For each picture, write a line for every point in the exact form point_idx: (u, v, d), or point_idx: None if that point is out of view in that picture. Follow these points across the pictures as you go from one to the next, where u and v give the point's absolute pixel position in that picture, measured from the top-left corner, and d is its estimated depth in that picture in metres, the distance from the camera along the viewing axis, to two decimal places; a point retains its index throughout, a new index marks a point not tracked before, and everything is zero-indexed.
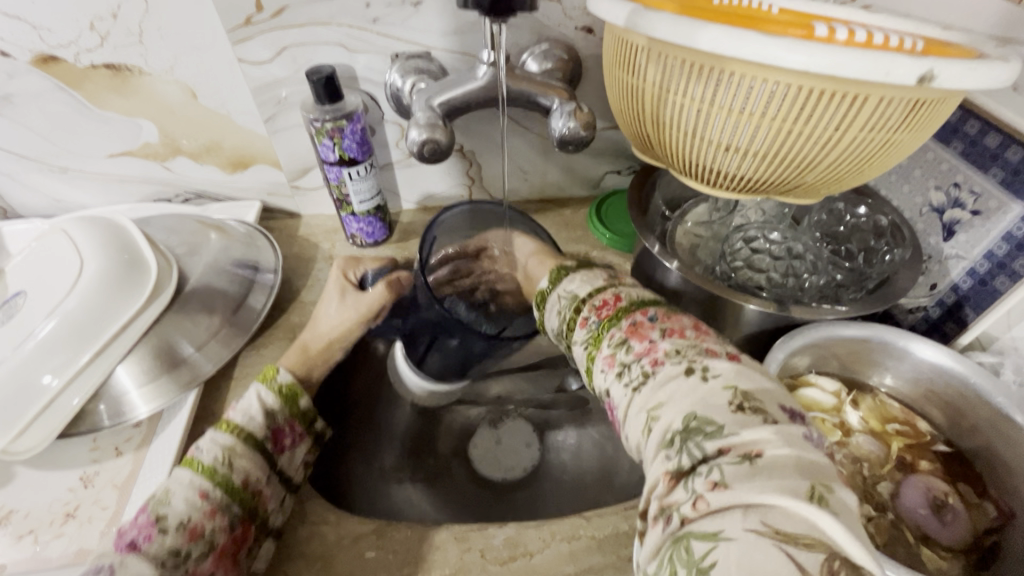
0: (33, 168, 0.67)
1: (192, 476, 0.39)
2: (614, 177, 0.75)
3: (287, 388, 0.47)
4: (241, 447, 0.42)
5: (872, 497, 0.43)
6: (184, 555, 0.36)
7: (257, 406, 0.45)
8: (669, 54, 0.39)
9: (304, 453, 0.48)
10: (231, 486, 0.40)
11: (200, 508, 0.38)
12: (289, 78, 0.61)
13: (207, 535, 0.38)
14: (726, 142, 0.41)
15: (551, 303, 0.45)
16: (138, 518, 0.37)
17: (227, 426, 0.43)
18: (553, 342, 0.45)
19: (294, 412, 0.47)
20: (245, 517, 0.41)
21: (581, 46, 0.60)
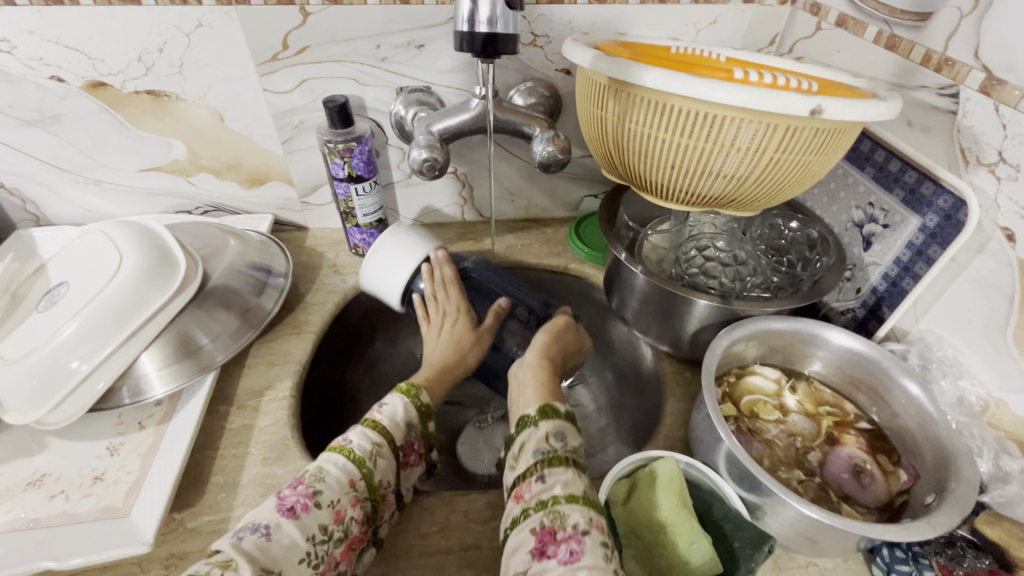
0: (69, 180, 0.75)
1: (346, 461, 0.45)
2: (592, 200, 0.84)
3: (424, 406, 0.52)
4: (384, 448, 0.47)
5: (802, 464, 0.50)
6: (329, 534, 0.41)
7: (401, 415, 0.50)
8: (625, 91, 0.48)
9: (416, 477, 0.51)
10: (371, 482, 0.45)
11: (347, 493, 0.44)
12: (306, 107, 0.70)
13: (347, 522, 0.42)
14: (672, 162, 0.50)
15: (567, 423, 0.47)
16: (297, 487, 0.43)
17: (373, 424, 0.48)
18: (552, 432, 0.46)
19: (424, 432, 0.52)
20: (371, 517, 0.45)
21: (561, 84, 0.70)
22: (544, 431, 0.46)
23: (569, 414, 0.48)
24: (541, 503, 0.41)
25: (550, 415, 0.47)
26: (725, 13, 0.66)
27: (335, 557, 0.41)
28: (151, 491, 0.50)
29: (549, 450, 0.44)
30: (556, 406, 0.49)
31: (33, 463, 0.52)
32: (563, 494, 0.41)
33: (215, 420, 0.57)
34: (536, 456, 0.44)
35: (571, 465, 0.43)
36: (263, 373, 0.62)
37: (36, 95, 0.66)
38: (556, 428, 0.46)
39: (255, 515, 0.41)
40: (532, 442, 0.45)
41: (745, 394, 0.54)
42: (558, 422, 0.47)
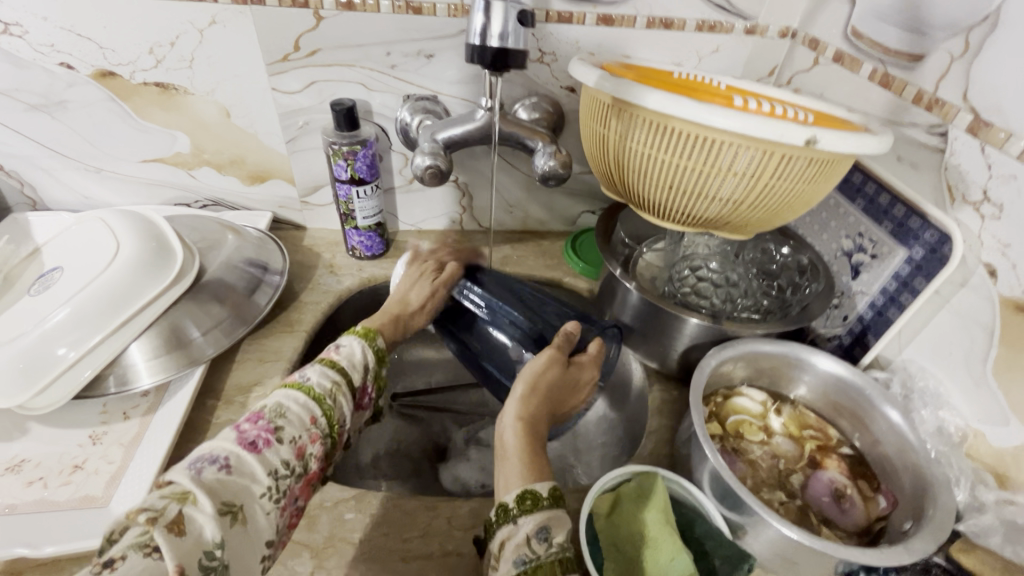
0: (70, 166, 0.75)
1: (306, 399, 0.47)
2: (588, 216, 0.86)
3: (378, 351, 0.57)
4: (342, 386, 0.50)
5: (785, 485, 0.51)
6: (292, 468, 0.43)
7: (358, 357, 0.54)
8: (629, 111, 0.49)
9: (362, 421, 0.55)
10: (330, 420, 0.48)
11: (308, 431, 0.45)
12: (312, 108, 0.71)
13: (307, 457, 0.44)
14: (671, 182, 0.51)
15: (551, 515, 0.39)
16: (257, 422, 0.43)
17: (330, 364, 0.51)
18: (536, 528, 0.38)
19: (375, 375, 0.56)
20: (328, 452, 0.47)
21: (564, 101, 0.71)
22: (524, 532, 0.38)
23: (554, 495, 0.40)
24: None
25: (530, 507, 0.39)
26: (727, 43, 0.68)
27: (295, 491, 0.43)
28: (131, 481, 0.49)
29: (533, 557, 0.37)
30: (536, 490, 0.40)
31: (12, 449, 0.52)
32: None
33: (201, 414, 0.57)
34: (518, 567, 0.37)
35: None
36: (252, 369, 0.62)
37: (44, 81, 0.66)
38: (537, 524, 0.38)
39: (213, 446, 0.41)
40: (514, 545, 0.38)
41: (731, 414, 0.55)
42: (542, 515, 0.39)
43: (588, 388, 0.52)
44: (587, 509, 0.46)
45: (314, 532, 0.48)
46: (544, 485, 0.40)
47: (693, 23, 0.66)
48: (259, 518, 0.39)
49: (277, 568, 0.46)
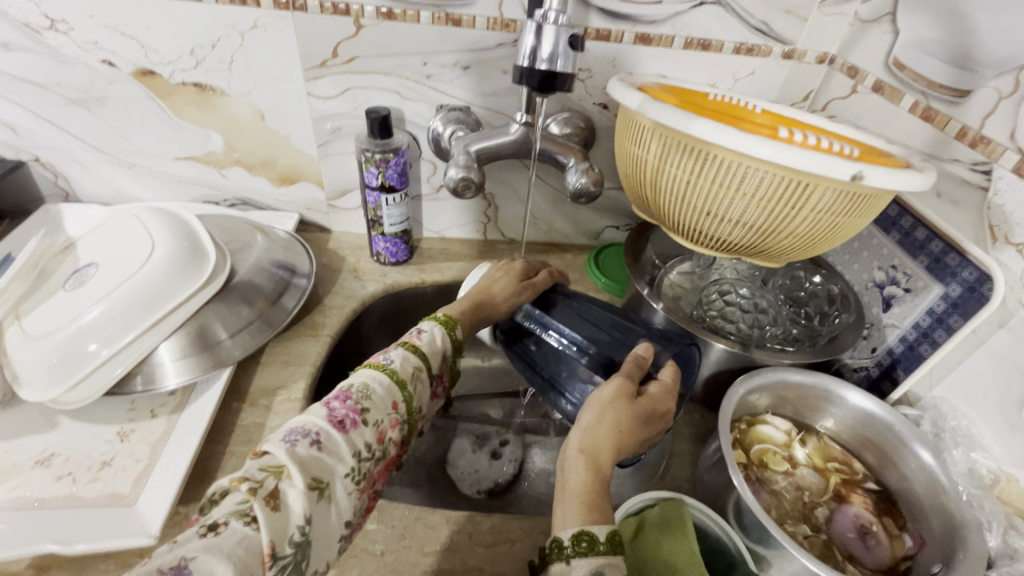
0: (104, 161, 0.76)
1: (390, 381, 0.48)
2: (612, 231, 0.85)
3: (456, 338, 0.57)
4: (422, 371, 0.52)
5: (809, 519, 0.50)
6: (373, 451, 0.45)
7: (437, 343, 0.54)
8: (669, 135, 0.49)
9: (439, 410, 0.56)
10: (409, 406, 0.49)
11: (389, 415, 0.47)
12: (346, 114, 0.71)
13: (387, 442, 0.46)
14: (710, 209, 0.50)
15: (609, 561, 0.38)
16: (345, 401, 0.45)
17: (412, 349, 0.52)
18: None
19: (451, 364, 0.57)
20: (405, 439, 0.49)
21: (597, 117, 0.71)
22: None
23: (611, 539, 0.39)
24: None
25: (586, 551, 0.38)
26: (763, 66, 0.67)
27: (373, 475, 0.45)
28: (159, 480, 0.50)
29: None
30: (593, 534, 0.39)
31: (42, 442, 0.52)
32: None
33: (227, 415, 0.58)
34: None
35: None
36: (277, 371, 0.63)
37: (85, 77, 0.67)
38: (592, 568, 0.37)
39: (305, 421, 0.43)
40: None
41: (756, 442, 0.54)
42: (598, 560, 0.38)
43: (665, 419, 0.47)
44: None
45: None
46: (602, 529, 0.39)
47: (731, 45, 0.65)
48: (342, 497, 0.42)
49: None
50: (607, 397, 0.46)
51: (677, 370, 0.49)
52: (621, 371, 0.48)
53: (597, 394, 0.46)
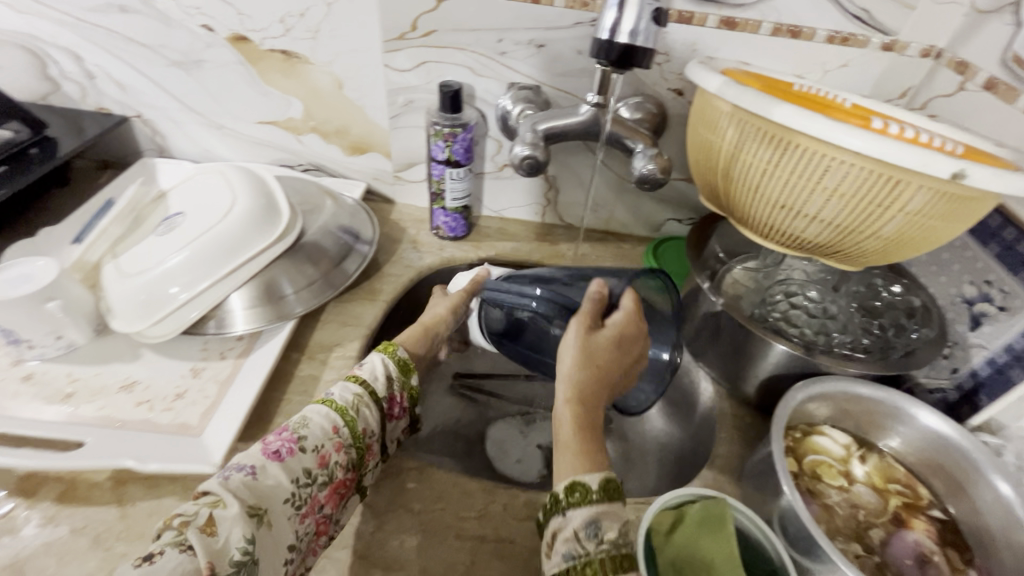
0: (197, 121, 0.81)
1: (328, 410, 0.47)
2: (674, 225, 0.83)
3: (402, 360, 0.54)
4: (366, 398, 0.50)
5: (862, 538, 0.47)
6: (314, 477, 0.44)
7: (380, 370, 0.53)
8: (748, 121, 0.47)
9: (400, 430, 0.53)
10: (355, 431, 0.47)
11: (330, 439, 0.46)
12: (419, 87, 0.73)
13: (331, 466, 0.45)
14: (785, 202, 0.48)
15: (601, 514, 0.40)
16: (281, 433, 0.45)
17: (354, 380, 0.51)
18: (585, 523, 0.39)
19: (406, 386, 0.54)
20: (356, 464, 0.47)
21: (670, 104, 0.69)
22: (572, 529, 0.39)
23: (605, 488, 0.41)
24: None
25: (578, 502, 0.40)
26: (859, 58, 0.63)
27: (320, 500, 0.44)
28: (223, 417, 0.53)
29: (582, 553, 0.39)
30: (586, 483, 0.41)
31: (128, 370, 0.58)
32: None
33: (287, 366, 0.61)
34: (566, 563, 0.39)
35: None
36: (335, 330, 0.66)
37: (186, 40, 0.72)
38: (586, 521, 0.39)
39: (242, 456, 0.43)
40: (563, 536, 0.40)
41: (809, 453, 0.52)
42: (590, 510, 0.40)
43: (639, 339, 0.50)
44: (646, 523, 0.45)
45: (379, 495, 0.51)
46: (594, 479, 0.41)
47: (825, 33, 0.61)
48: (284, 523, 0.41)
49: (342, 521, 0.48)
50: (577, 339, 0.49)
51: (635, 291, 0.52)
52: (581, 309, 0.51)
53: (567, 340, 0.49)
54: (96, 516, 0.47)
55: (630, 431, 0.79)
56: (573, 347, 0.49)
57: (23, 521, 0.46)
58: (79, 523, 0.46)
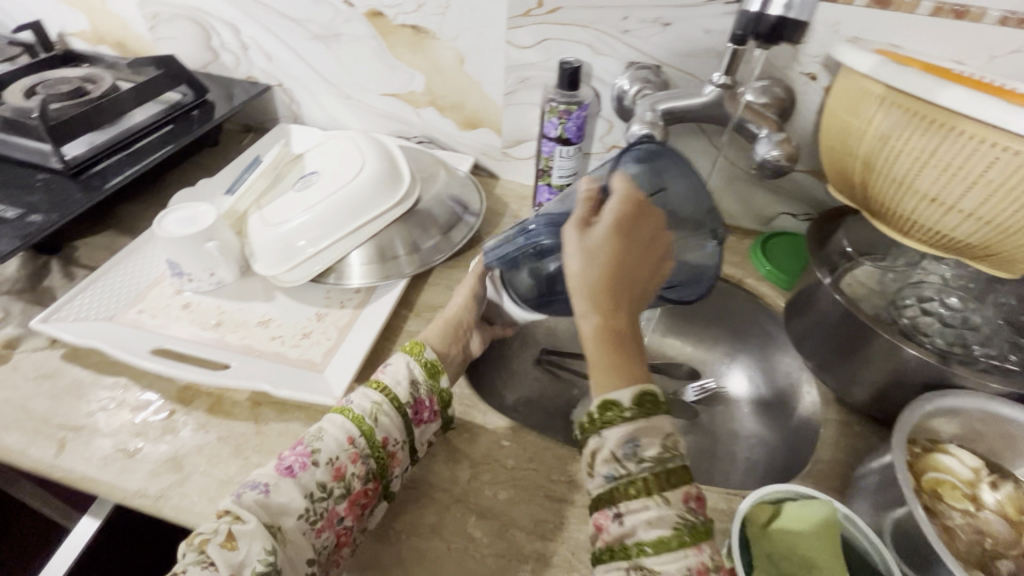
0: (328, 91, 0.88)
1: (343, 422, 0.46)
2: (787, 220, 0.78)
3: (429, 363, 0.52)
4: (386, 406, 0.48)
5: (988, 568, 0.44)
6: (329, 490, 0.43)
7: (404, 374, 0.50)
8: (901, 105, 0.44)
9: (433, 432, 0.51)
10: (372, 440, 0.46)
11: (346, 451, 0.45)
12: (538, 64, 0.74)
13: (348, 478, 0.44)
14: (932, 194, 0.44)
15: (633, 430, 0.39)
16: (295, 447, 0.45)
17: (375, 385, 0.49)
18: (622, 442, 0.39)
19: (434, 389, 0.51)
20: (377, 474, 0.46)
21: (801, 89, 0.65)
22: (610, 449, 0.40)
23: (637, 403, 0.40)
24: (625, 547, 0.38)
25: (611, 421, 0.40)
26: None
27: (338, 512, 0.43)
28: (343, 358, 0.59)
29: (624, 473, 0.39)
30: (617, 402, 0.40)
31: (265, 308, 0.65)
32: (648, 542, 0.37)
33: (397, 320, 0.66)
34: (610, 484, 0.39)
35: (644, 493, 0.38)
36: (440, 293, 0.70)
37: (329, 15, 0.79)
38: (623, 439, 0.39)
39: (258, 473, 0.43)
40: (600, 457, 0.40)
41: (930, 470, 0.48)
42: (625, 428, 0.39)
43: (637, 217, 0.47)
44: (743, 513, 0.44)
45: (476, 448, 0.54)
46: (625, 395, 0.40)
47: (998, 14, 0.54)
48: (298, 539, 0.41)
49: (443, 465, 0.52)
50: (576, 239, 0.45)
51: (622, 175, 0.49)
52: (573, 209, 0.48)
53: (570, 244, 0.45)
54: (237, 429, 0.53)
55: (719, 427, 0.76)
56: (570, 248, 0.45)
57: (181, 424, 0.54)
58: (224, 433, 0.53)
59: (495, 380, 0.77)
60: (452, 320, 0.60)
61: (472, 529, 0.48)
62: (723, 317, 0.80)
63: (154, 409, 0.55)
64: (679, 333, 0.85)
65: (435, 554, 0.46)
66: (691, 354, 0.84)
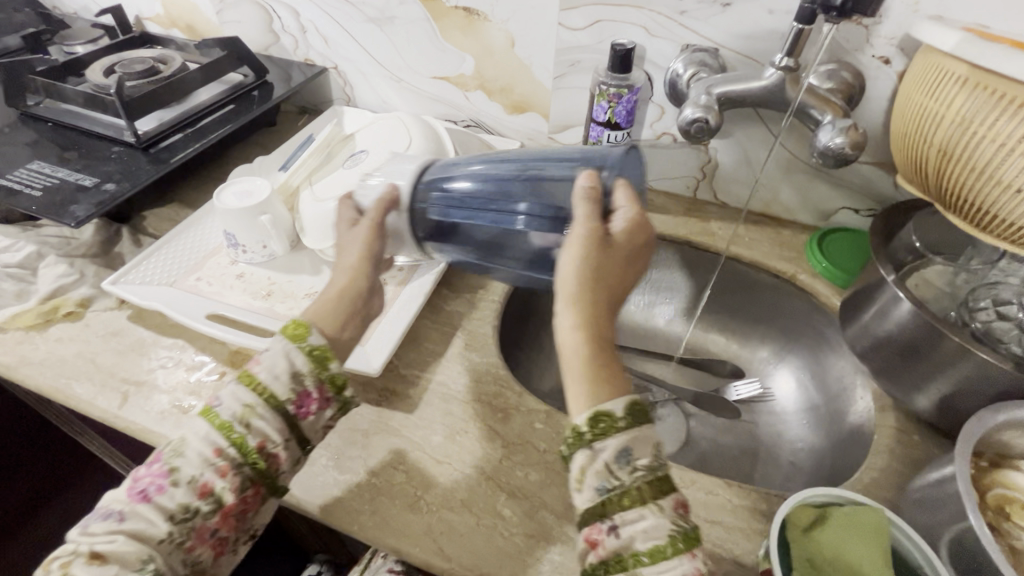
0: (380, 74, 0.90)
1: (206, 431, 0.42)
2: (849, 215, 0.74)
3: (316, 350, 0.45)
4: (260, 407, 0.43)
5: None
6: (195, 510, 0.40)
7: (282, 367, 0.44)
8: (988, 85, 0.40)
9: (329, 418, 0.46)
10: (243, 448, 0.42)
11: (212, 466, 0.41)
12: (590, 47, 0.73)
13: (216, 493, 0.41)
14: (1018, 184, 0.40)
15: (627, 439, 0.37)
16: (151, 467, 0.41)
17: (249, 382, 0.44)
18: (616, 453, 0.37)
19: (324, 376, 0.45)
20: (257, 479, 0.43)
21: (872, 74, 0.61)
22: (603, 459, 0.37)
23: (630, 414, 0.38)
24: (619, 561, 0.36)
25: (605, 432, 0.37)
26: None
27: (211, 525, 0.41)
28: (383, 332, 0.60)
29: (617, 484, 0.37)
30: (611, 413, 0.38)
31: (313, 281, 0.67)
32: (644, 552, 0.35)
33: (437, 299, 0.66)
34: (604, 497, 0.37)
35: (639, 501, 0.36)
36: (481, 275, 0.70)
37: None
38: (618, 448, 0.37)
39: (113, 496, 0.41)
40: (592, 471, 0.37)
41: (997, 485, 0.44)
42: (620, 437, 0.37)
43: (645, 248, 0.44)
44: (783, 513, 0.42)
45: (509, 428, 0.54)
46: (618, 406, 0.38)
47: None
48: (165, 563, 0.39)
49: (475, 442, 0.52)
50: (585, 248, 0.41)
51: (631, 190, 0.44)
52: (586, 217, 0.42)
53: (578, 254, 0.40)
54: None
55: (763, 428, 0.74)
56: (576, 256, 0.41)
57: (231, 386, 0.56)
58: None
59: (530, 366, 0.77)
60: (350, 293, 0.49)
61: (501, 507, 0.48)
62: (773, 314, 0.77)
63: (208, 370, 0.58)
64: (721, 329, 0.83)
65: (464, 528, 0.46)
66: (735, 352, 0.82)
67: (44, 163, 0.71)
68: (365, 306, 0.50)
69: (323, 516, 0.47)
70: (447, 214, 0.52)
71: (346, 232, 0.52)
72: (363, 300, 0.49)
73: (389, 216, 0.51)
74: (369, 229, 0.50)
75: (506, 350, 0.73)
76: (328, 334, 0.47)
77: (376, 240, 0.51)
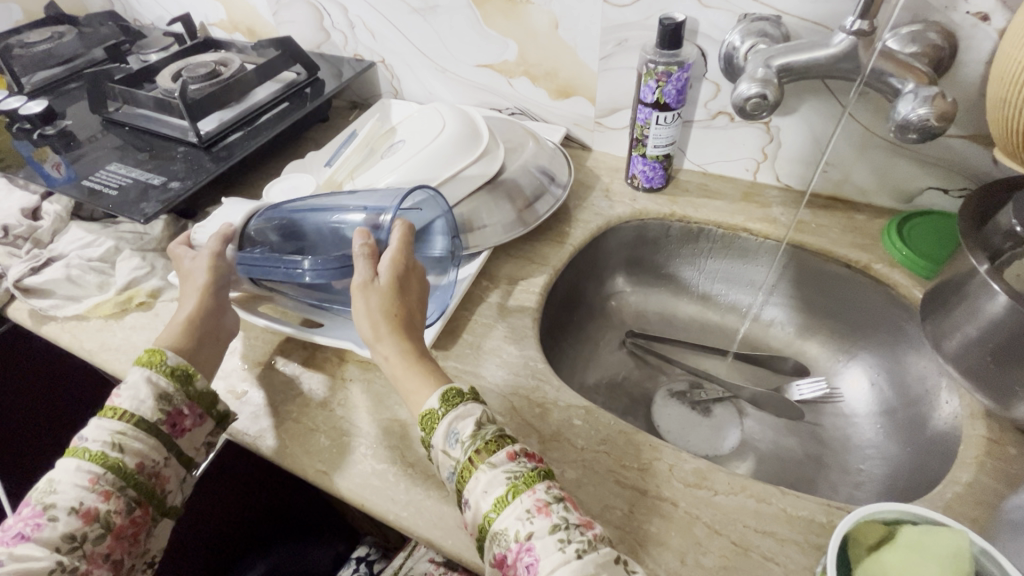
0: (426, 66, 0.90)
1: (79, 465, 0.44)
2: (935, 196, 0.66)
3: (177, 369, 0.50)
4: (133, 431, 0.46)
5: None
6: (82, 537, 0.42)
7: (145, 389, 0.48)
8: None
9: (208, 433, 0.51)
10: (121, 471, 0.45)
11: (90, 493, 0.44)
12: (636, 23, 0.69)
13: (103, 517, 0.43)
14: None
15: (444, 427, 0.45)
16: (23, 512, 0.43)
17: (114, 413, 0.47)
18: (446, 437, 0.44)
19: (191, 393, 0.50)
20: (143, 499, 0.46)
21: (966, 34, 0.53)
22: (439, 446, 0.44)
23: (446, 399, 0.46)
24: (483, 529, 0.41)
25: (430, 426, 0.45)
26: None
27: (102, 549, 0.43)
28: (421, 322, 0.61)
29: (456, 465, 0.43)
30: (431, 409, 0.46)
31: None
32: (491, 509, 0.41)
33: (479, 290, 0.66)
34: (450, 477, 0.44)
35: (480, 462, 0.42)
36: (521, 265, 0.69)
37: None
38: (445, 433, 0.44)
39: None
40: (443, 459, 0.44)
41: None
42: (453, 411, 0.45)
43: (415, 270, 0.52)
44: (845, 530, 0.38)
45: (546, 424, 0.52)
46: (434, 400, 0.46)
47: None
48: None
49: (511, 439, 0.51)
50: (367, 299, 0.49)
51: (401, 227, 0.52)
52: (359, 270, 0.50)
53: (362, 307, 0.49)
54: (325, 383, 0.57)
55: (831, 432, 0.67)
56: (362, 307, 0.49)
57: (281, 372, 0.59)
58: (313, 386, 0.57)
59: (575, 360, 0.75)
60: (198, 317, 0.54)
61: None
62: (849, 307, 0.70)
63: (261, 358, 0.60)
64: (778, 321, 0.77)
65: None
66: (798, 347, 0.75)
67: (120, 164, 0.77)
68: (216, 323, 0.55)
69: (361, 503, 0.48)
70: (262, 267, 0.56)
71: (188, 262, 0.57)
72: (211, 319, 0.55)
73: (228, 247, 0.58)
74: (207, 257, 0.57)
75: (548, 342, 0.71)
76: (181, 351, 0.52)
77: (218, 265, 0.57)
